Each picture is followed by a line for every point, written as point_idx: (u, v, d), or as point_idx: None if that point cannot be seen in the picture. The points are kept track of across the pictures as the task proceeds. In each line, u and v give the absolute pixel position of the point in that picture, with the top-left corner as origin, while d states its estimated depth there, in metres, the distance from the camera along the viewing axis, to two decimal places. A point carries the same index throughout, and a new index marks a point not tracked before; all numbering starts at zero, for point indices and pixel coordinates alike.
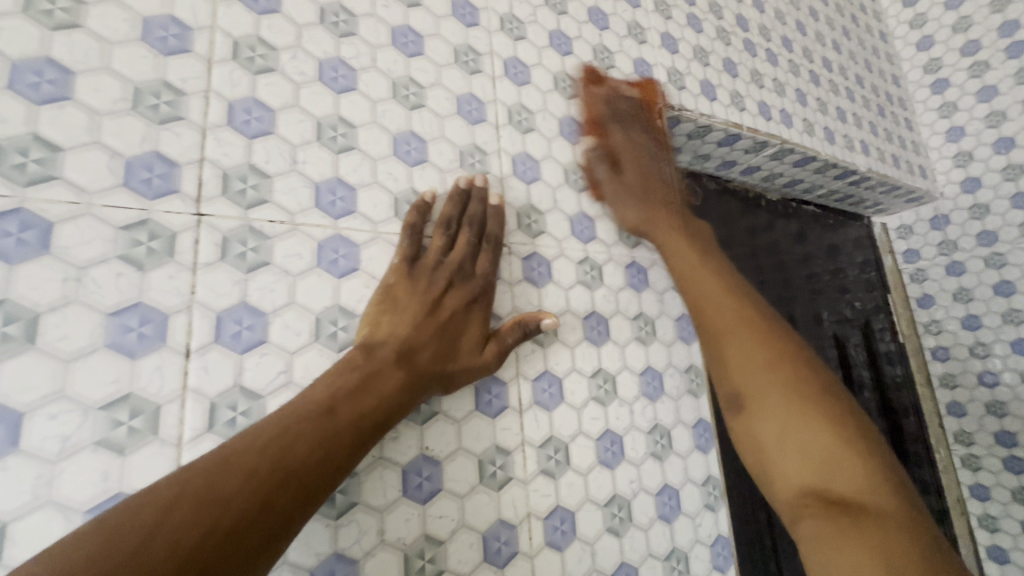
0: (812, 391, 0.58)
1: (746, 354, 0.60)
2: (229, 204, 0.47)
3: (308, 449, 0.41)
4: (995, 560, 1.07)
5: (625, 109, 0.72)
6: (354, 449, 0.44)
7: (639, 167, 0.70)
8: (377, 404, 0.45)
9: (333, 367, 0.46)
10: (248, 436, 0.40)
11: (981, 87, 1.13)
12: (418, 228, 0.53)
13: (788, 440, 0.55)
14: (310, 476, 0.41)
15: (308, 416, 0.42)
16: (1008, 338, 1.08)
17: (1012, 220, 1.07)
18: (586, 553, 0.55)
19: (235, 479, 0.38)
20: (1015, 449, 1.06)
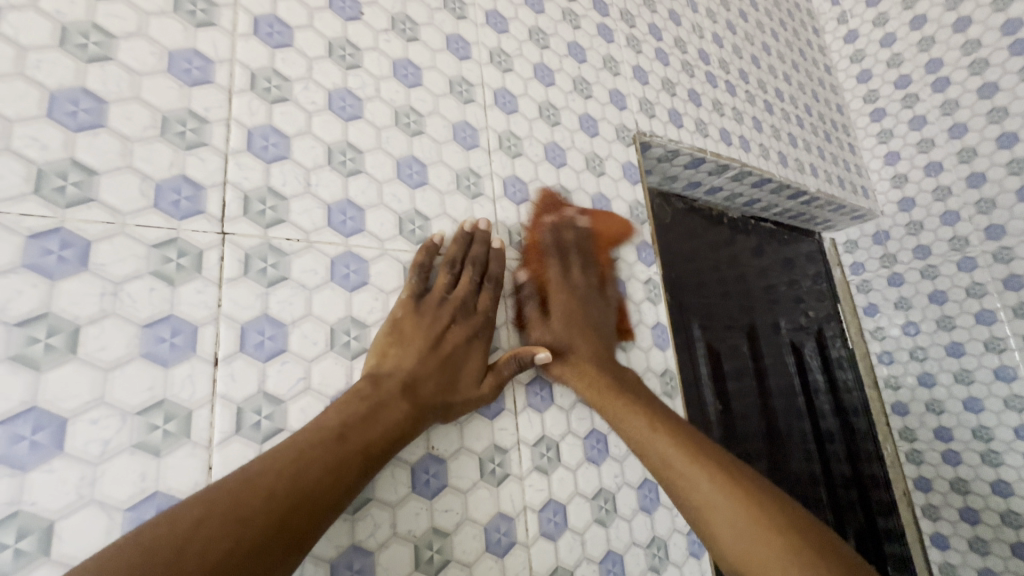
0: (787, 534, 0.54)
1: (724, 520, 0.56)
2: (250, 224, 0.51)
3: (321, 471, 0.44)
4: (937, 545, 1.21)
5: (571, 243, 0.73)
6: (363, 473, 0.46)
7: (576, 307, 0.69)
8: (384, 434, 0.48)
9: (345, 397, 0.49)
10: (268, 458, 0.43)
11: (913, 116, 1.32)
12: (427, 266, 0.58)
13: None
14: (324, 497, 0.43)
15: (322, 442, 0.45)
16: (942, 342, 1.24)
17: (942, 236, 1.25)
18: (576, 542, 0.61)
19: (255, 499, 0.40)
20: (951, 443, 1.21)
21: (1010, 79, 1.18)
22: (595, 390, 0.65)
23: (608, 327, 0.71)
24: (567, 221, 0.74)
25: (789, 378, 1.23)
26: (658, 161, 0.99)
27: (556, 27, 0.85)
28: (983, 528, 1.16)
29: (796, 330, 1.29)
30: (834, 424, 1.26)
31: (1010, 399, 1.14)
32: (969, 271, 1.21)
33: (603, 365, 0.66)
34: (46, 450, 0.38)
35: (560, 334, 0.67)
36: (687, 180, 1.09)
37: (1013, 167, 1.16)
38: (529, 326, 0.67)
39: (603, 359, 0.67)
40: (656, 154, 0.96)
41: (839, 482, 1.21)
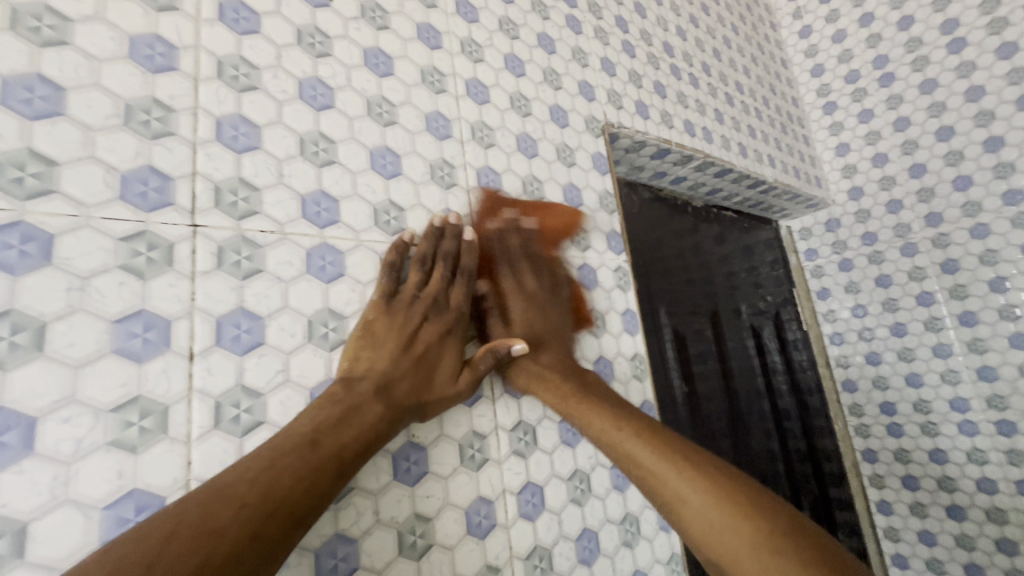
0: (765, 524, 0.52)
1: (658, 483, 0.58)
2: (223, 216, 0.50)
3: (294, 479, 0.42)
4: (882, 511, 1.31)
5: (519, 249, 0.72)
6: (337, 477, 0.45)
7: (533, 319, 0.68)
8: (357, 437, 0.47)
9: (315, 402, 0.48)
10: (238, 469, 0.41)
11: (861, 109, 1.40)
12: (397, 266, 0.58)
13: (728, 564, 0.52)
14: (298, 506, 0.42)
15: (294, 449, 0.44)
16: (887, 322, 1.33)
17: (887, 223, 1.33)
18: (554, 521, 0.64)
19: (227, 511, 0.38)
20: (895, 416, 1.30)
21: (948, 76, 1.25)
22: (552, 388, 0.65)
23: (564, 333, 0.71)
24: (513, 226, 0.72)
25: (750, 360, 1.29)
26: (626, 152, 1.02)
27: (526, 17, 0.85)
28: (922, 493, 1.26)
29: (756, 314, 1.35)
30: (791, 402, 1.34)
31: (946, 373, 1.23)
32: (911, 256, 1.29)
33: (561, 372, 0.67)
34: (16, 451, 0.37)
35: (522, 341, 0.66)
36: (653, 170, 1.13)
37: (950, 158, 1.24)
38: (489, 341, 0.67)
39: (562, 369, 0.67)
40: (623, 144, 0.99)
41: (795, 457, 1.29)
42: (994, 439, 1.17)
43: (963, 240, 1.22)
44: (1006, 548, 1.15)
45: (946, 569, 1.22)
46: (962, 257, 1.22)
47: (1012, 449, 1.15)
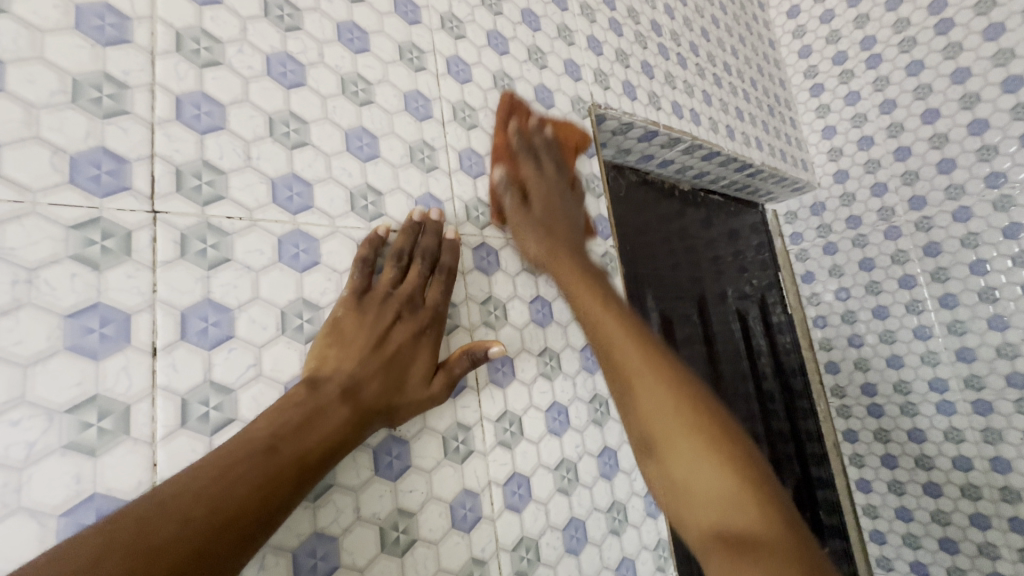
0: (721, 433, 0.47)
1: (646, 384, 0.51)
2: (185, 201, 0.47)
3: (249, 488, 0.40)
4: (862, 490, 1.34)
5: (540, 143, 0.74)
6: (297, 486, 0.43)
7: (551, 201, 0.69)
8: (321, 443, 0.45)
9: (277, 406, 0.45)
10: (185, 478, 0.39)
11: (848, 91, 1.39)
12: (371, 260, 0.55)
13: (697, 488, 0.45)
14: (251, 518, 0.39)
15: (250, 456, 0.41)
16: (870, 305, 1.34)
17: (872, 207, 1.34)
18: (540, 511, 0.63)
19: (169, 526, 0.36)
20: (875, 397, 1.32)
21: (934, 58, 1.25)
22: (557, 262, 0.65)
23: (580, 228, 0.70)
24: (534, 123, 0.75)
25: (735, 344, 1.29)
26: (613, 134, 1.00)
27: None
28: (901, 471, 1.28)
29: (741, 298, 1.35)
30: (775, 384, 1.35)
31: (926, 355, 1.25)
32: (894, 240, 1.30)
33: (569, 250, 0.66)
34: None
35: (538, 214, 0.68)
36: (641, 153, 1.11)
37: (935, 141, 1.24)
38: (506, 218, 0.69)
39: (569, 246, 0.66)
40: (610, 126, 0.96)
41: (779, 438, 1.30)
42: (970, 418, 1.19)
43: (946, 224, 1.22)
44: (979, 523, 1.18)
45: (921, 544, 1.25)
46: (944, 240, 1.22)
47: (987, 428, 1.17)
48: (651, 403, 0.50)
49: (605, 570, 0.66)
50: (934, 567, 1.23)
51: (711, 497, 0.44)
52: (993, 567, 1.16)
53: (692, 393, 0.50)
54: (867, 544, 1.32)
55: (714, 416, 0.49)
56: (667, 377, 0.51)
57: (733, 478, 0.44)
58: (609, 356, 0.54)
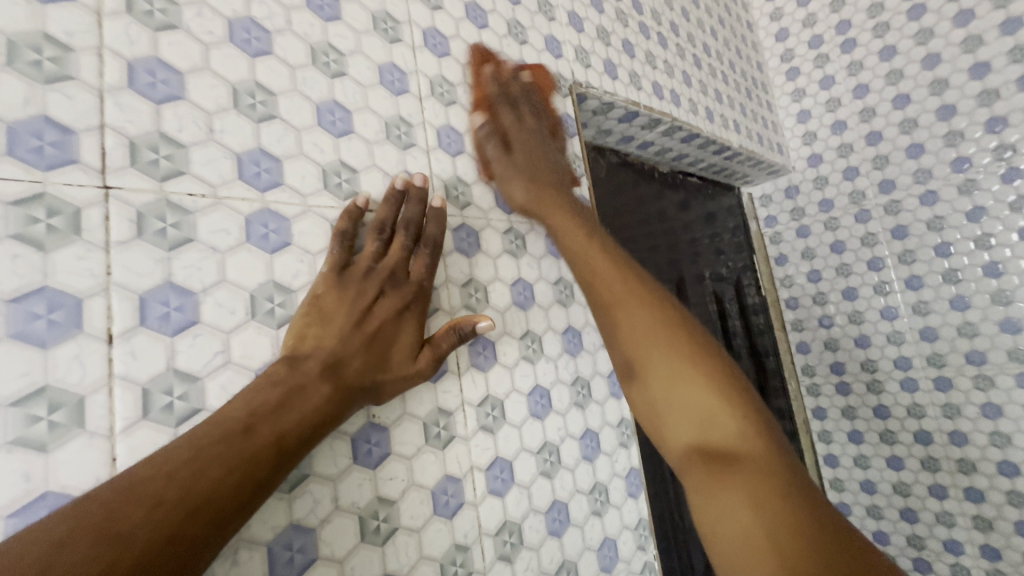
0: (712, 365, 0.55)
1: (631, 313, 0.58)
2: (141, 176, 0.43)
3: (224, 470, 0.38)
4: (829, 465, 1.39)
5: (516, 92, 0.74)
6: (276, 468, 0.41)
7: (534, 151, 0.70)
8: (300, 421, 0.43)
9: (254, 385, 0.43)
10: (153, 462, 0.36)
11: (823, 76, 1.40)
12: (352, 233, 0.52)
13: (675, 399, 0.53)
14: (227, 501, 0.38)
15: (225, 437, 0.39)
16: (840, 287, 1.37)
17: (843, 190, 1.36)
18: (523, 495, 0.62)
19: (138, 510, 0.34)
20: (844, 376, 1.37)
21: (906, 43, 1.26)
22: (545, 208, 0.67)
23: (561, 168, 0.73)
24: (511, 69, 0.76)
25: (712, 325, 1.31)
26: (593, 114, 0.98)
27: None
28: (866, 446, 1.33)
29: (717, 280, 1.37)
30: (750, 365, 1.37)
31: (892, 335, 1.29)
32: (864, 223, 1.33)
33: (557, 194, 0.68)
34: None
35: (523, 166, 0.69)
36: (621, 135, 1.09)
37: (905, 126, 1.27)
38: (492, 169, 0.69)
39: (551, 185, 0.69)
40: (591, 106, 0.94)
41: None
42: (931, 394, 1.24)
43: (913, 207, 1.25)
44: (938, 494, 1.23)
45: (884, 514, 1.31)
46: (911, 223, 1.26)
47: (947, 404, 1.22)
48: (638, 334, 0.57)
49: (588, 551, 0.67)
50: (895, 535, 1.29)
51: (686, 407, 0.53)
52: (949, 535, 1.22)
53: (684, 328, 0.57)
54: None
55: (702, 346, 0.56)
56: (659, 312, 0.58)
57: (712, 392, 0.52)
58: (592, 286, 0.62)
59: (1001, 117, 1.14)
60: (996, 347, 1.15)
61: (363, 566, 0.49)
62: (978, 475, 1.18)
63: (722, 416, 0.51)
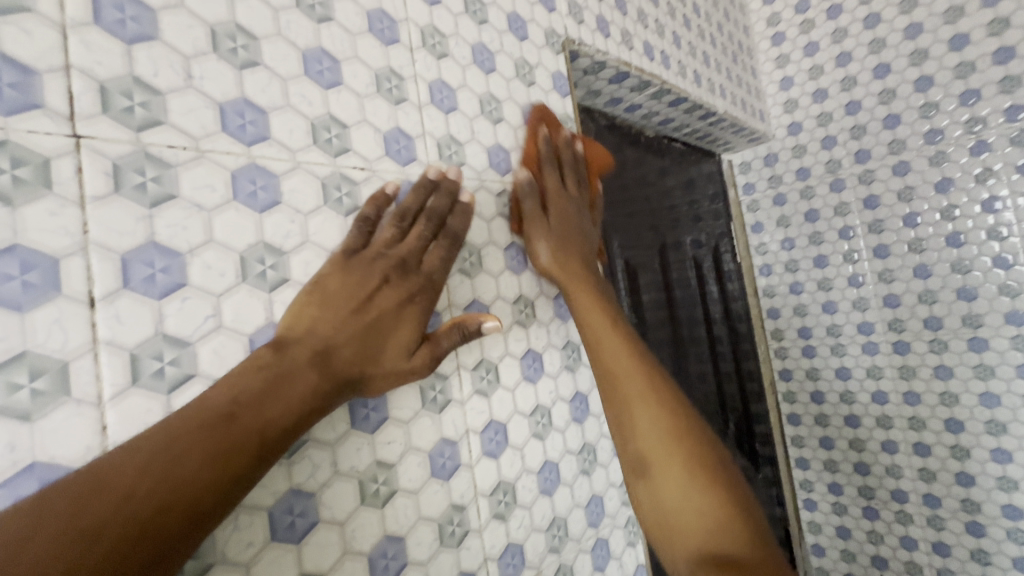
0: (716, 468, 0.53)
1: (637, 401, 0.57)
2: (115, 125, 0.40)
3: (202, 461, 0.36)
4: (792, 423, 1.47)
5: (568, 158, 0.73)
6: (259, 460, 0.39)
7: (569, 221, 0.68)
8: (285, 412, 0.41)
9: (238, 369, 0.41)
10: (127, 449, 0.34)
11: (808, 42, 1.40)
12: (373, 219, 0.51)
13: (683, 508, 0.50)
14: (205, 493, 0.36)
15: (203, 425, 0.37)
16: (811, 255, 1.41)
17: (821, 159, 1.38)
18: (516, 457, 0.63)
19: (107, 504, 0.32)
20: (810, 340, 1.43)
21: (891, 11, 1.26)
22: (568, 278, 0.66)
23: (591, 244, 0.71)
24: (542, 62, 0.78)
25: (691, 291, 1.34)
26: (584, 73, 0.95)
27: None
28: (827, 406, 1.41)
29: (696, 246, 1.39)
30: (724, 329, 1.42)
31: (857, 301, 1.35)
32: (838, 192, 1.36)
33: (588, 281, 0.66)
34: None
35: (557, 230, 0.67)
36: (609, 96, 1.07)
37: (884, 97, 1.28)
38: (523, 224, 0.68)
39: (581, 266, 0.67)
40: (583, 65, 0.92)
41: (724, 378, 1.38)
42: (890, 357, 1.31)
43: (886, 177, 1.29)
44: (889, 448, 1.32)
45: (839, 468, 1.40)
46: (883, 193, 1.29)
47: (904, 366, 1.29)
48: (652, 432, 0.55)
49: (576, 508, 0.69)
50: (848, 487, 1.39)
51: (690, 516, 0.50)
52: (897, 485, 1.32)
53: (691, 423, 0.56)
54: (793, 469, 1.47)
55: (706, 449, 0.54)
56: (666, 403, 0.57)
57: (713, 499, 0.50)
58: (606, 375, 0.60)
59: (974, 91, 1.17)
60: (952, 313, 1.22)
61: (363, 529, 0.49)
62: (926, 431, 1.27)
63: (724, 526, 0.48)
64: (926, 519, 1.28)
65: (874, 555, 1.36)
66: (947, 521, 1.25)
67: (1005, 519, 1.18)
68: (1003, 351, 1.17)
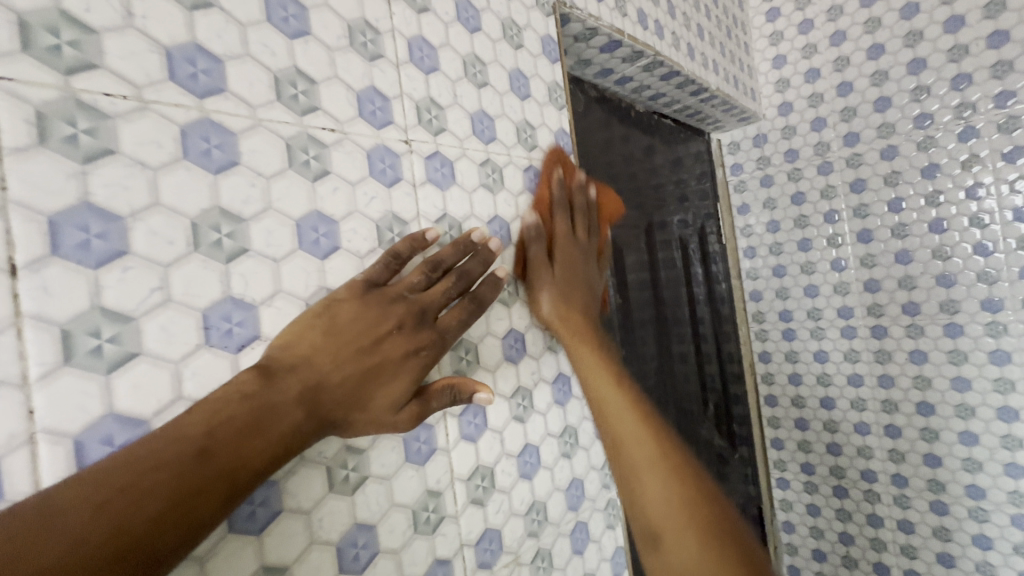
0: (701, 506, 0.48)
1: (641, 459, 0.52)
2: (39, 66, 0.34)
3: (167, 502, 0.33)
4: (769, 404, 1.49)
5: (581, 202, 0.71)
6: (227, 501, 0.36)
7: (574, 266, 0.67)
8: (261, 452, 0.38)
9: (219, 396, 0.37)
10: (85, 480, 0.31)
11: (802, 19, 1.36)
12: (404, 258, 0.50)
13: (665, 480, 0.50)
14: (165, 538, 0.33)
15: (174, 461, 0.34)
16: (795, 238, 1.40)
17: (810, 141, 1.36)
18: (496, 440, 0.61)
19: (55, 548, 0.29)
20: (790, 323, 1.43)
21: None
22: (566, 331, 0.65)
23: (595, 293, 0.70)
24: (531, 25, 0.73)
25: (675, 272, 1.32)
26: (574, 40, 0.90)
27: None
28: (803, 388, 1.43)
29: (683, 226, 1.37)
30: (707, 311, 1.41)
31: (838, 285, 1.35)
32: (825, 175, 1.34)
33: (586, 322, 0.66)
34: None
35: (561, 284, 0.66)
36: (600, 66, 1.03)
37: (876, 78, 1.26)
38: (530, 268, 0.66)
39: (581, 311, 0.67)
40: (573, 31, 0.86)
41: (705, 359, 1.38)
42: (867, 341, 1.32)
43: (873, 161, 1.27)
44: (861, 430, 1.35)
45: (812, 448, 1.42)
46: (869, 177, 1.28)
47: (880, 350, 1.30)
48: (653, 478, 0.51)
49: (557, 491, 0.67)
50: (820, 466, 1.41)
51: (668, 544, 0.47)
52: (867, 465, 1.34)
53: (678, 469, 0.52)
54: (768, 449, 1.49)
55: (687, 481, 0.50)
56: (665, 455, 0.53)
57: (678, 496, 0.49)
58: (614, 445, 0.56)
59: (967, 74, 1.15)
60: (930, 299, 1.23)
61: (331, 517, 0.46)
62: (898, 413, 1.29)
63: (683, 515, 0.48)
64: (893, 498, 1.31)
65: (842, 532, 1.39)
66: (912, 500, 1.29)
67: (968, 498, 1.22)
68: (977, 337, 1.18)
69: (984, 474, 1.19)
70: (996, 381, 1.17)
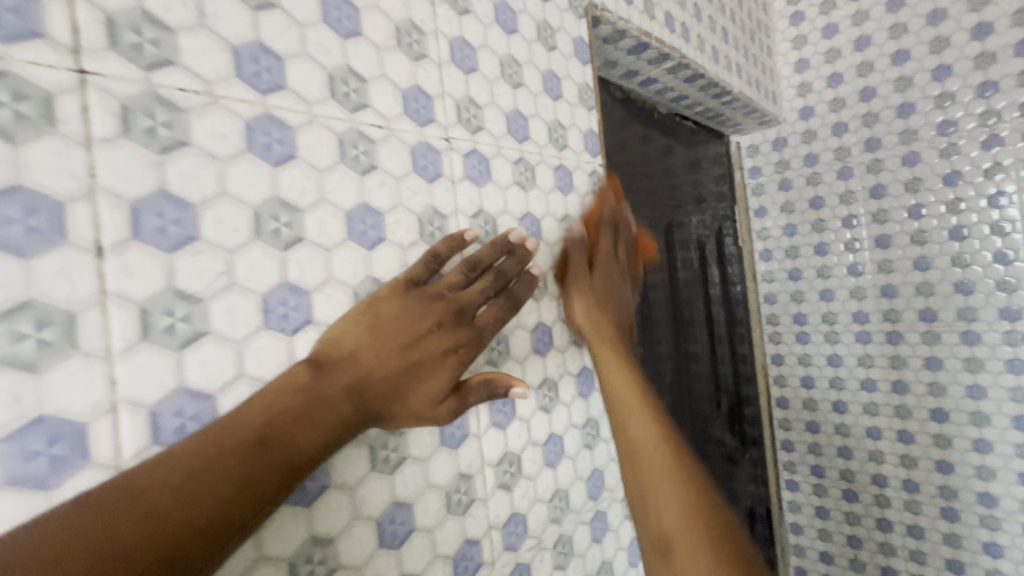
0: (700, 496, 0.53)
1: (650, 458, 0.56)
2: (123, 62, 0.37)
3: (233, 486, 0.35)
4: (780, 407, 1.49)
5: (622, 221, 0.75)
6: (284, 487, 0.38)
7: (611, 277, 0.71)
8: (314, 440, 0.40)
9: (275, 386, 0.40)
10: (162, 463, 0.34)
11: (827, 23, 1.36)
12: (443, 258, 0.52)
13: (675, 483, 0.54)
14: (232, 520, 0.35)
15: (238, 450, 0.36)
16: (812, 242, 1.41)
17: (830, 146, 1.37)
18: (523, 428, 0.63)
19: (141, 528, 0.31)
20: (804, 326, 1.44)
21: None
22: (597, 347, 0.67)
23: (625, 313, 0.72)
24: (563, 26, 0.75)
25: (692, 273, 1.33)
26: (602, 42, 0.92)
27: None
28: (816, 392, 1.43)
29: (701, 227, 1.38)
30: (722, 313, 1.42)
31: (854, 290, 1.35)
32: (845, 180, 1.35)
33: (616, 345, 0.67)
34: None
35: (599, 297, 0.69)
36: (625, 68, 1.04)
37: (900, 84, 1.26)
38: (570, 273, 0.69)
39: (620, 330, 0.70)
40: (603, 32, 0.88)
41: (719, 360, 1.39)
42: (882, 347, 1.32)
43: (894, 167, 1.27)
44: (874, 434, 1.35)
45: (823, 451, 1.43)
46: (889, 183, 1.28)
47: (895, 356, 1.31)
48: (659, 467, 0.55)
49: (578, 480, 0.69)
50: (830, 469, 1.42)
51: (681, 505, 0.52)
52: (878, 470, 1.35)
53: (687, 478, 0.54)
54: (779, 451, 1.50)
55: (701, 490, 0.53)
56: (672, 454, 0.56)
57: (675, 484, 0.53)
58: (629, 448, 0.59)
59: (993, 82, 1.15)
60: (948, 306, 1.23)
61: (372, 495, 0.48)
62: (911, 419, 1.30)
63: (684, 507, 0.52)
64: (904, 503, 1.32)
65: (850, 536, 1.40)
66: (923, 506, 1.29)
67: (980, 505, 1.22)
68: (993, 345, 1.19)
69: (997, 482, 1.20)
70: (1013, 390, 1.17)
